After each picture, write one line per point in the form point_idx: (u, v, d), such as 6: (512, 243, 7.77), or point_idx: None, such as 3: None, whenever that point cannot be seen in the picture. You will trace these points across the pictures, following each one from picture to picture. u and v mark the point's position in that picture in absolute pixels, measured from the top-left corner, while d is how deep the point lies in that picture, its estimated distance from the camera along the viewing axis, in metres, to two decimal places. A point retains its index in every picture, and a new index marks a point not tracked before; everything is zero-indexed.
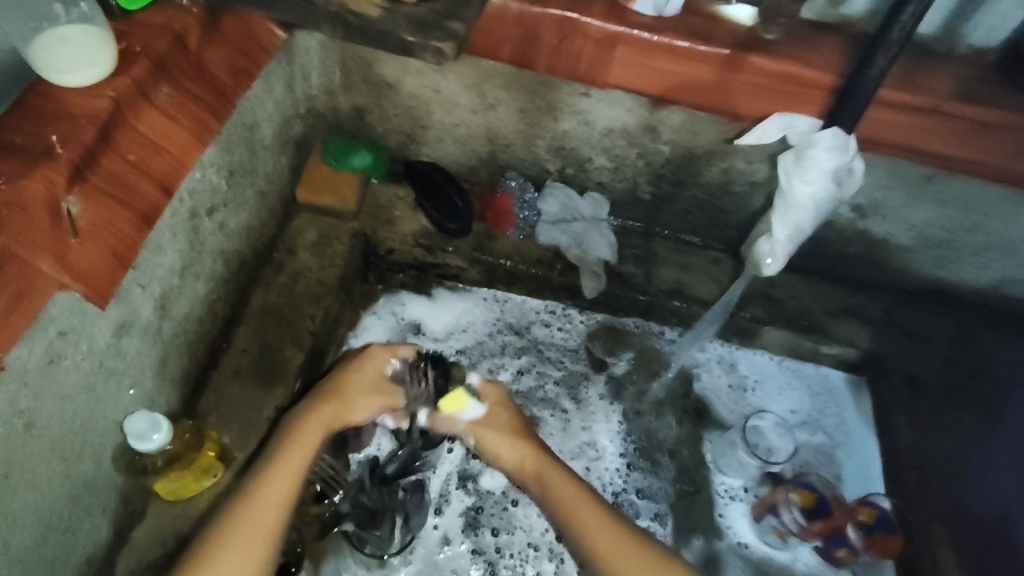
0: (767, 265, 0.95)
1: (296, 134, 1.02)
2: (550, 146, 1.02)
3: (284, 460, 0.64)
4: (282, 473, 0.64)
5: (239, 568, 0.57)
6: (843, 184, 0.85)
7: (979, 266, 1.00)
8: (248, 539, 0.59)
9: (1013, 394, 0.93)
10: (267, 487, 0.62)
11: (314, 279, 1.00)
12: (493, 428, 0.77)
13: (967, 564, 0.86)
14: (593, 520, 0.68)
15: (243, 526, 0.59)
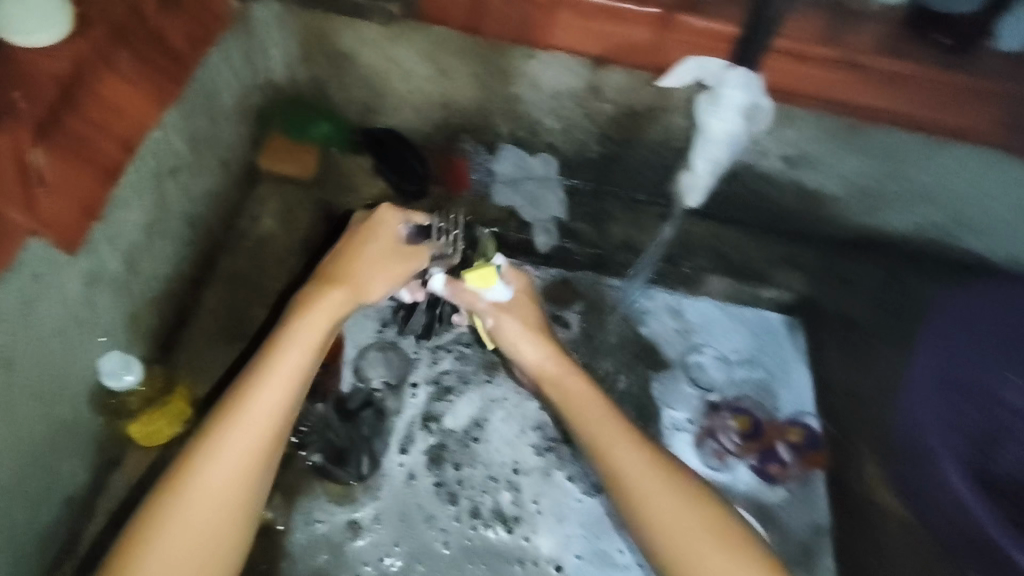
0: (691, 197, 1.10)
1: (255, 104, 1.05)
2: (502, 110, 1.05)
3: (297, 335, 0.70)
4: (298, 348, 0.70)
5: (254, 430, 0.65)
6: (752, 120, 0.95)
7: (903, 212, 1.07)
8: (260, 409, 0.66)
9: (928, 325, 0.97)
10: (281, 363, 0.69)
11: (280, 243, 1.06)
12: (514, 317, 0.84)
13: (888, 473, 0.95)
14: (619, 446, 0.75)
15: (260, 396, 0.66)
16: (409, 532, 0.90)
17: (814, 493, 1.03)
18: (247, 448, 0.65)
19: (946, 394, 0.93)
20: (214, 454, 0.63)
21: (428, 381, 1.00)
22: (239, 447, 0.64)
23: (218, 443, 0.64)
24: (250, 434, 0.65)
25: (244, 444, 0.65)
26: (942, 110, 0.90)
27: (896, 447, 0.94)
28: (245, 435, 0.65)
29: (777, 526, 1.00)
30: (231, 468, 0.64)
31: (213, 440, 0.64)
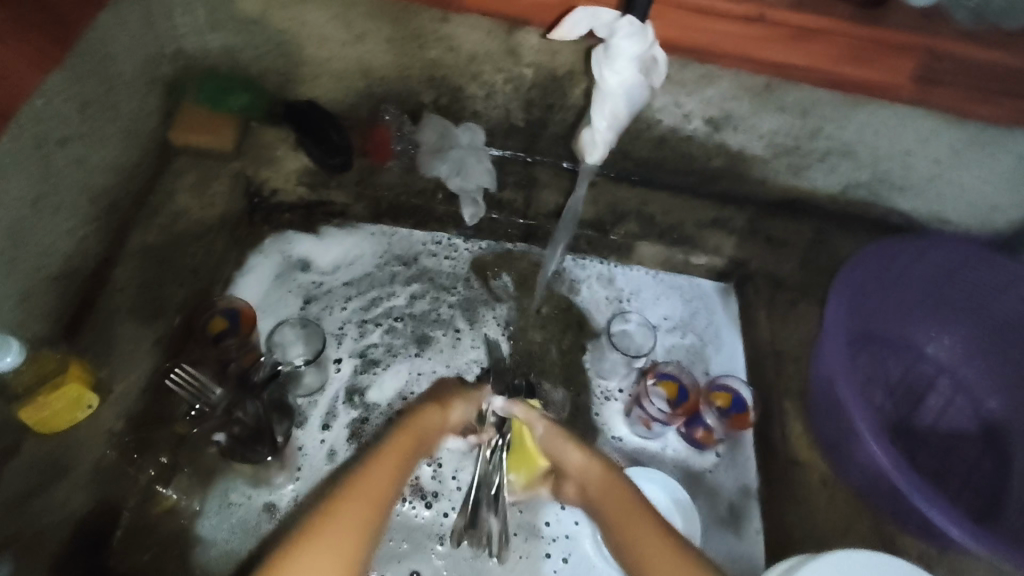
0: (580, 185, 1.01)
1: (165, 75, 1.01)
2: (422, 76, 1.04)
3: (394, 448, 0.62)
4: (387, 460, 0.60)
5: (343, 539, 0.51)
6: (651, 73, 0.73)
7: (826, 173, 1.08)
8: (354, 511, 0.53)
9: (850, 264, 0.93)
10: (375, 469, 0.58)
11: (195, 220, 1.02)
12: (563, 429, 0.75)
13: (817, 436, 0.93)
14: (626, 512, 0.63)
15: (352, 504, 0.54)
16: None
17: (745, 459, 0.98)
18: (336, 556, 0.50)
19: (864, 347, 1.02)
20: (303, 563, 0.49)
21: (354, 354, 1.03)
22: (331, 556, 0.50)
23: (305, 558, 0.49)
24: (342, 541, 0.51)
25: (336, 553, 0.50)
26: (851, 65, 0.90)
27: (816, 400, 0.93)
28: (337, 545, 0.51)
29: (705, 490, 0.95)
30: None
31: (300, 556, 0.49)
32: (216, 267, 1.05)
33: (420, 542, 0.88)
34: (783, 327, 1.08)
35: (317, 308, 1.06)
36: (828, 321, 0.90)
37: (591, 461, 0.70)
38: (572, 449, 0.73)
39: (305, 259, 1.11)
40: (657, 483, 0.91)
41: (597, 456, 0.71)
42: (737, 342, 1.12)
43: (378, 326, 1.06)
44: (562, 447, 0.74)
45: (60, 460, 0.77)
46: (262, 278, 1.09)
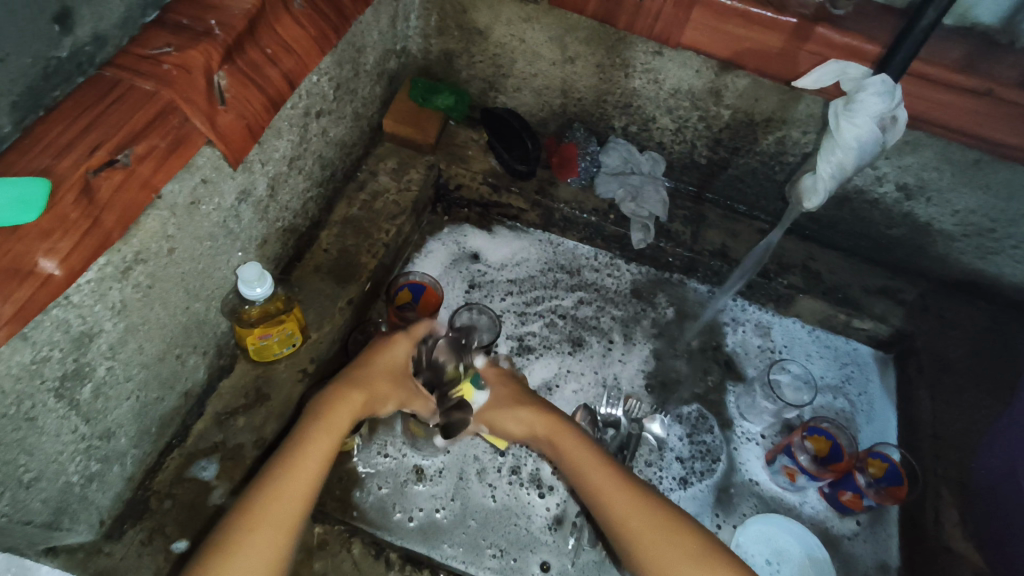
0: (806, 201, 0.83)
1: (391, 69, 1.12)
2: (619, 102, 1.10)
3: (331, 403, 0.64)
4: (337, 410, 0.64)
5: (298, 487, 0.57)
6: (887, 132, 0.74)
7: (1016, 261, 1.04)
8: (301, 468, 0.58)
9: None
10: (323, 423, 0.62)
11: (391, 200, 1.10)
12: (499, 402, 0.76)
13: (971, 527, 0.88)
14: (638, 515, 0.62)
15: (308, 459, 0.59)
16: (461, 488, 0.92)
17: (888, 535, 0.96)
18: (294, 497, 0.56)
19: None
20: (259, 517, 0.54)
21: (511, 341, 1.09)
22: (292, 494, 0.56)
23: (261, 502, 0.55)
24: (297, 482, 0.57)
25: (290, 497, 0.56)
26: None
27: (979, 489, 0.90)
28: (292, 485, 0.57)
29: (843, 556, 0.93)
30: (272, 526, 0.54)
31: (261, 508, 0.55)
32: (401, 246, 1.11)
33: (536, 532, 0.89)
34: (948, 413, 1.00)
35: (480, 294, 1.13)
36: (1014, 404, 0.94)
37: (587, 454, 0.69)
38: (522, 412, 0.75)
39: (474, 252, 1.18)
40: (794, 534, 0.91)
41: (545, 407, 0.75)
42: (890, 416, 1.09)
43: (539, 318, 1.12)
44: (506, 413, 0.75)
45: (262, 388, 0.87)
46: (436, 260, 1.16)
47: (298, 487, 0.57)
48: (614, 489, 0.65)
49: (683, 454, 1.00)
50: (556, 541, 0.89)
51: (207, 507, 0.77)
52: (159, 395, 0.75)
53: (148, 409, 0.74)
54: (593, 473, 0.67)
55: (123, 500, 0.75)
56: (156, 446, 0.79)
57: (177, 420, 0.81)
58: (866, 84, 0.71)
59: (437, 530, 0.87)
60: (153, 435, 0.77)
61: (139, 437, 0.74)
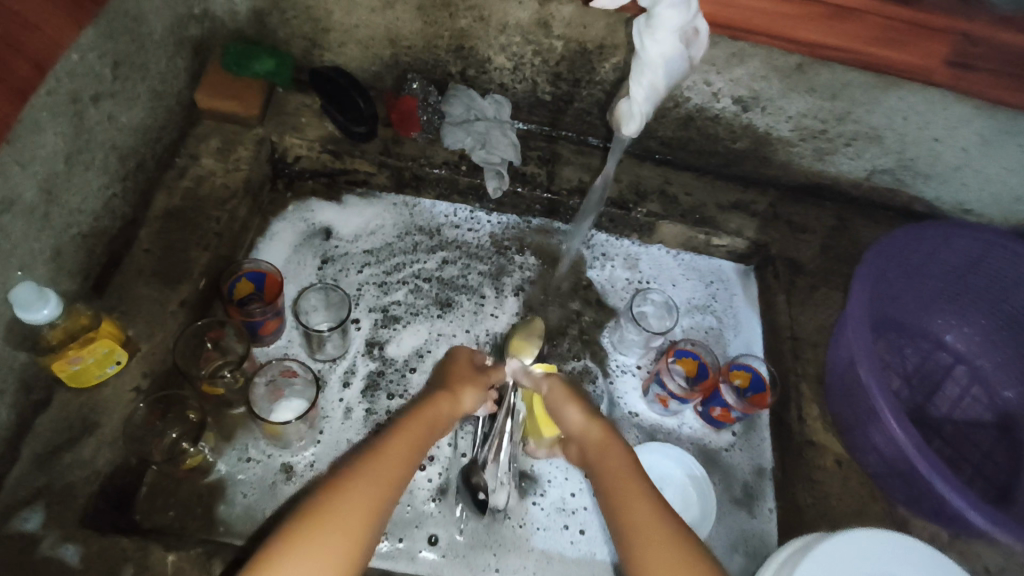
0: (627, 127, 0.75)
1: (192, 36, 1.00)
2: (451, 46, 1.03)
3: (409, 428, 0.66)
4: (408, 436, 0.65)
5: (391, 463, 0.61)
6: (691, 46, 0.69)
7: (852, 157, 1.09)
8: (361, 502, 0.57)
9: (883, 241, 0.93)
10: (391, 450, 0.63)
11: (219, 183, 1.00)
12: (560, 385, 0.77)
13: (832, 418, 0.94)
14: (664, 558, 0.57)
15: (406, 438, 0.64)
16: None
17: (760, 440, 0.99)
18: (347, 535, 0.55)
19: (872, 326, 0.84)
20: (358, 478, 0.58)
21: (372, 314, 1.03)
22: (364, 503, 0.57)
23: (310, 531, 0.54)
24: (354, 514, 0.56)
25: (343, 529, 0.55)
26: (879, 48, 0.90)
27: (833, 373, 0.93)
28: (345, 518, 0.55)
29: (721, 468, 0.96)
30: (368, 492, 0.58)
31: (360, 478, 0.59)
32: (238, 233, 1.02)
33: (422, 506, 0.88)
34: (802, 312, 1.06)
35: (333, 270, 1.06)
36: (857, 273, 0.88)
37: (632, 480, 0.64)
38: (572, 410, 0.74)
39: (325, 227, 1.10)
40: (670, 457, 0.94)
41: (603, 422, 0.72)
42: (754, 323, 1.12)
43: (402, 285, 1.07)
44: (562, 406, 0.75)
45: (89, 416, 0.79)
46: (283, 243, 1.07)
47: (355, 519, 0.56)
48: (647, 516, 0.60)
49: None
50: (442, 512, 0.87)
51: (37, 560, 0.69)
52: None
53: None
54: (637, 502, 0.62)
55: None
56: None
57: None
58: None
59: None
60: None
61: None
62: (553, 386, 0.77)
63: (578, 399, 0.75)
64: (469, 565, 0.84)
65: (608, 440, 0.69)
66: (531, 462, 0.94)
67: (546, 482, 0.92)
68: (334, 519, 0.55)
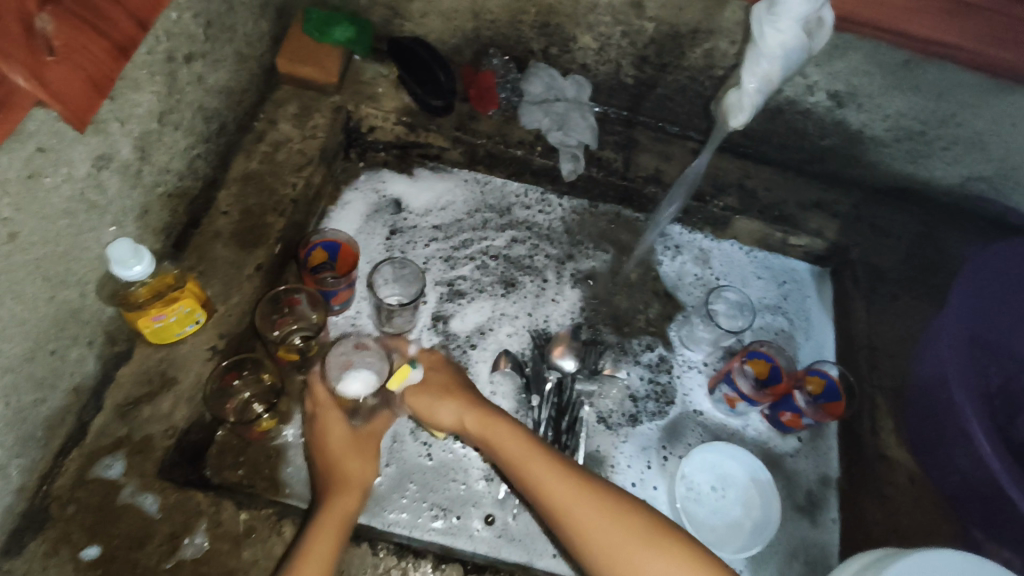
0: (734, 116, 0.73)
1: (277, 0, 1.00)
2: (536, 22, 1.01)
3: (325, 519, 0.70)
4: (329, 523, 0.70)
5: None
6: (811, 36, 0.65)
7: (947, 162, 1.04)
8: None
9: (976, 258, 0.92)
10: (316, 534, 0.68)
11: (296, 149, 1.01)
12: (429, 390, 0.80)
13: (905, 434, 0.91)
14: (572, 494, 0.65)
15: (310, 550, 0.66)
16: (395, 451, 0.88)
17: (828, 448, 0.96)
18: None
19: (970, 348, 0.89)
20: None
21: (438, 289, 1.02)
22: None
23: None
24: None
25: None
26: (993, 47, 0.85)
27: (913, 394, 0.92)
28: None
29: (786, 475, 0.94)
30: None
31: None
32: (313, 200, 1.02)
33: (473, 484, 0.87)
34: (881, 322, 1.02)
35: (401, 241, 1.06)
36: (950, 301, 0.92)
37: (515, 444, 0.71)
38: (444, 406, 0.78)
39: (397, 200, 1.10)
40: (738, 460, 0.91)
41: (479, 405, 0.77)
42: (828, 330, 1.08)
43: (469, 261, 1.06)
44: (435, 404, 0.79)
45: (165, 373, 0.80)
46: (354, 213, 1.07)
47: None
48: (593, 513, 0.63)
49: (638, 393, 0.97)
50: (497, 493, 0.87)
51: (116, 508, 0.71)
52: (35, 393, 0.68)
53: (22, 410, 0.67)
54: (510, 443, 0.72)
55: (19, 510, 0.69)
56: (50, 448, 0.72)
57: (69, 416, 0.74)
58: None
59: (376, 497, 0.83)
60: (40, 440, 0.71)
61: (20, 441, 0.68)
62: (416, 397, 0.80)
63: (440, 395, 0.79)
64: (527, 548, 0.84)
65: (490, 421, 0.75)
66: (597, 445, 0.91)
67: (611, 468, 0.90)
68: None
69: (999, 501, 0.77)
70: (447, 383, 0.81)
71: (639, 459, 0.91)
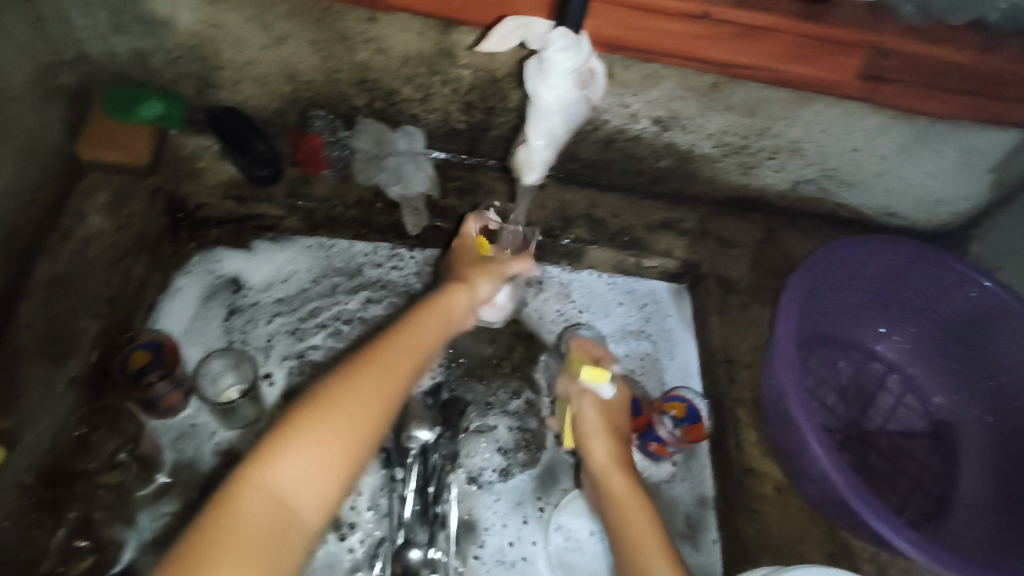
0: (529, 175, 0.78)
1: (67, 85, 0.92)
2: (354, 79, 0.97)
3: (410, 332, 0.66)
4: (413, 337, 0.66)
5: (353, 414, 0.56)
6: (587, 86, 0.73)
7: (775, 170, 1.07)
8: (360, 408, 0.57)
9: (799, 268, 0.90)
10: (398, 349, 0.63)
11: (108, 244, 0.91)
12: (597, 417, 0.79)
13: (770, 447, 0.92)
14: (637, 530, 0.68)
15: (362, 384, 0.58)
16: None
17: (701, 467, 0.97)
18: (348, 446, 0.54)
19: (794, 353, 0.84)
20: (312, 429, 0.54)
21: (288, 365, 0.99)
22: (330, 465, 0.53)
23: (295, 448, 0.53)
24: (356, 417, 0.56)
25: (340, 442, 0.54)
26: (792, 63, 0.87)
27: (767, 404, 0.91)
28: (345, 427, 0.55)
29: (664, 503, 0.93)
30: (335, 460, 0.54)
31: (314, 432, 0.54)
32: (134, 295, 0.96)
33: None
34: (736, 333, 1.04)
35: (240, 320, 1.01)
36: (780, 311, 0.87)
37: (613, 468, 0.75)
38: (588, 415, 0.80)
39: (236, 278, 1.04)
40: None
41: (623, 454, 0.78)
42: (690, 346, 1.09)
43: (321, 329, 1.02)
44: (590, 437, 0.78)
45: None
46: (188, 300, 1.02)
47: (351, 440, 0.55)
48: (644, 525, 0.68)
49: (507, 444, 0.95)
50: None
51: None
52: None
53: None
54: (612, 474, 0.75)
55: None
56: None
57: None
58: (549, 42, 0.67)
59: None
60: None
61: None
62: (594, 414, 0.79)
63: (596, 435, 0.79)
64: None
65: (625, 463, 0.77)
66: (468, 508, 0.90)
67: (484, 531, 0.89)
68: (273, 477, 0.51)
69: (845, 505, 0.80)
70: (624, 407, 0.83)
71: (512, 516, 0.90)
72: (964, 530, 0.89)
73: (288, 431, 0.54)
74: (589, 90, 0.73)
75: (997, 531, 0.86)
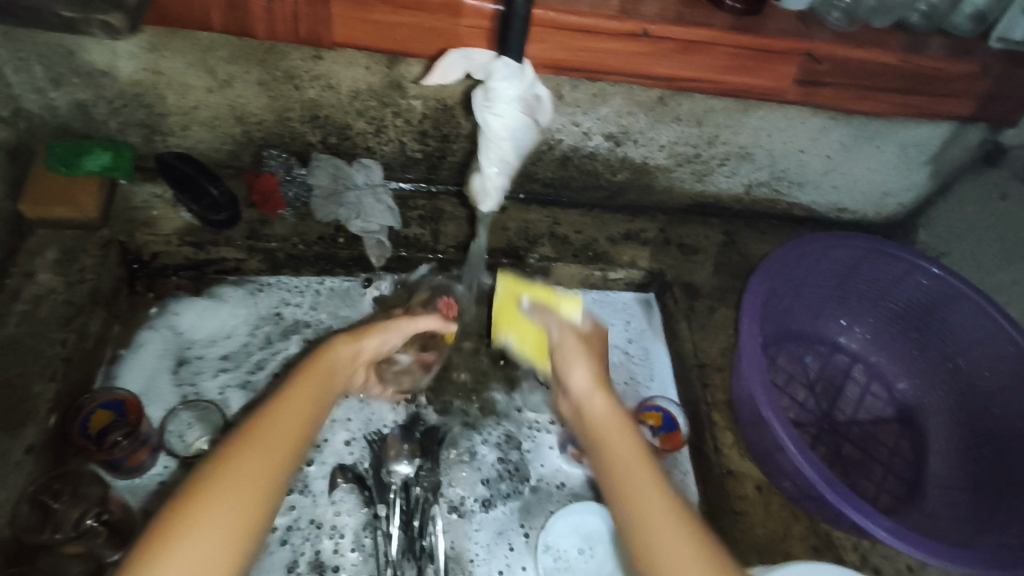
0: (485, 202, 0.79)
1: (5, 141, 0.90)
2: (305, 116, 0.97)
3: (303, 383, 0.67)
4: (303, 390, 0.66)
5: (247, 488, 0.56)
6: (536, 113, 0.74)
7: (728, 175, 1.10)
8: (260, 468, 0.57)
9: (759, 270, 0.92)
10: (289, 414, 0.63)
11: (61, 299, 0.89)
12: (592, 372, 0.73)
13: (747, 446, 0.93)
14: (645, 487, 0.61)
15: (253, 454, 0.58)
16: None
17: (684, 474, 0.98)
18: (246, 513, 0.55)
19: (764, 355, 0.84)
20: (205, 510, 0.53)
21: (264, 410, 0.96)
22: (222, 547, 0.52)
23: (195, 521, 0.52)
24: (251, 491, 0.56)
25: (237, 519, 0.54)
26: (730, 73, 0.89)
27: (740, 406, 0.92)
28: (247, 490, 0.56)
29: None
30: (231, 541, 0.53)
31: (205, 510, 0.53)
32: (92, 350, 0.92)
33: None
34: (705, 337, 1.06)
35: (189, 371, 0.98)
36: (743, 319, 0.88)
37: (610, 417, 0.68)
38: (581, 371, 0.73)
39: (175, 330, 1.01)
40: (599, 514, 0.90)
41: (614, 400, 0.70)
42: (662, 354, 1.10)
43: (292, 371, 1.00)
44: (586, 390, 0.71)
45: None
46: (152, 354, 0.98)
47: (245, 513, 0.55)
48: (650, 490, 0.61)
49: (488, 473, 0.94)
50: None
51: None
52: None
53: None
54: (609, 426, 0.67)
55: None
56: None
57: None
58: (492, 73, 0.69)
59: None
60: None
61: None
62: (588, 372, 0.73)
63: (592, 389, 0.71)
64: None
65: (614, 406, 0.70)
66: (453, 539, 0.89)
67: (469, 562, 0.87)
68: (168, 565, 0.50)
69: (822, 498, 0.81)
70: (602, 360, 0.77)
71: (499, 543, 0.89)
72: (939, 510, 0.91)
73: (178, 513, 0.53)
74: (537, 121, 0.75)
75: (969, 508, 0.89)
